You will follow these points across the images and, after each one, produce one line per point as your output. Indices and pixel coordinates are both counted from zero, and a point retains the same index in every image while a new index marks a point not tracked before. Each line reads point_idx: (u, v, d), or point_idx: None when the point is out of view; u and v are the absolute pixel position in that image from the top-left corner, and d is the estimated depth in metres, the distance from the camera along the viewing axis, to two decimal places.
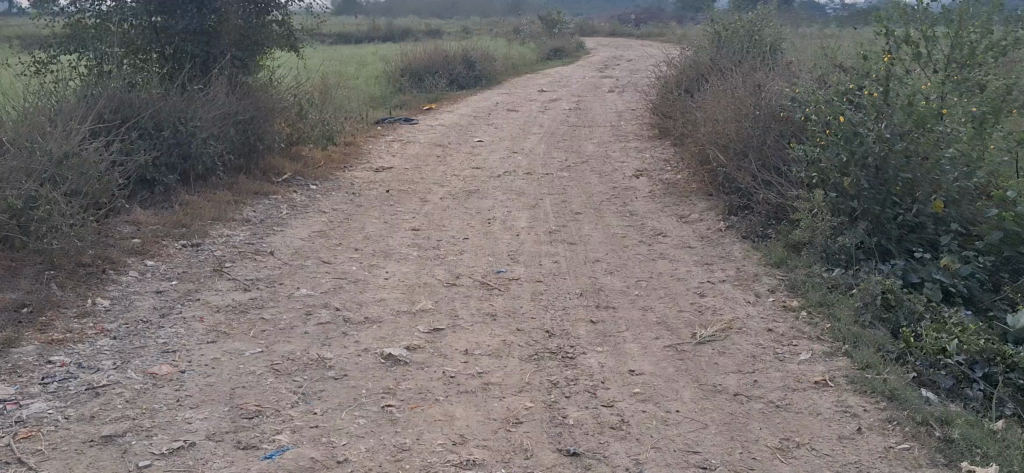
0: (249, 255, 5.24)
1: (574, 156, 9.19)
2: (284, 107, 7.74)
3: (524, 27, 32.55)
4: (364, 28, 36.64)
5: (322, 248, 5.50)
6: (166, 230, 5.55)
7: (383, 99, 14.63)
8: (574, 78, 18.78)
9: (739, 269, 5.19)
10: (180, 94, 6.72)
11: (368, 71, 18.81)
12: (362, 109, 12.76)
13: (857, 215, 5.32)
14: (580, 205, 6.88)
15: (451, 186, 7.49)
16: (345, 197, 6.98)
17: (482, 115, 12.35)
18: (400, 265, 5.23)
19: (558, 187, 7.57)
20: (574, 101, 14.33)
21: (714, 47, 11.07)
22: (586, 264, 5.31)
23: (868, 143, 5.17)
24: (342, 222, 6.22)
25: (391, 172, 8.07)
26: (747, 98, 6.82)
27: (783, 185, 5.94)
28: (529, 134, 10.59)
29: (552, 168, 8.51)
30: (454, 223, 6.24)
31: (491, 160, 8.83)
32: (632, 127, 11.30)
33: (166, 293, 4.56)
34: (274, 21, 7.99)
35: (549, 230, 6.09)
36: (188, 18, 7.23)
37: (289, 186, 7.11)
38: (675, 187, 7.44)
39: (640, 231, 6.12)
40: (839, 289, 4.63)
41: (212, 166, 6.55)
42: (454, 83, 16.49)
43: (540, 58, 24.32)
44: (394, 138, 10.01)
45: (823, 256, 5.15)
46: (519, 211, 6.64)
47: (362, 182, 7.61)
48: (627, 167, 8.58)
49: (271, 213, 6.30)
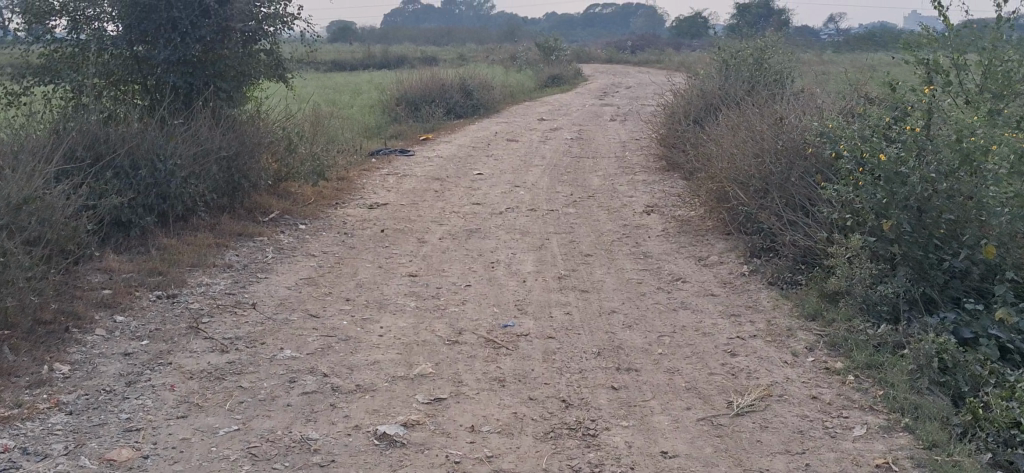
0: (229, 309, 4.74)
1: (579, 190, 8.73)
2: (272, 142, 7.26)
3: (521, 54, 32.24)
4: (359, 55, 36.34)
5: (310, 299, 5.01)
6: (139, 279, 5.03)
7: (379, 129, 14.20)
8: (573, 106, 18.38)
9: (770, 321, 4.70)
10: (160, 129, 6.24)
11: (363, 100, 18.38)
12: (356, 140, 12.30)
13: (899, 261, 4.84)
14: (589, 246, 6.41)
15: (450, 225, 7.03)
16: (337, 238, 6.50)
17: (481, 146, 11.89)
18: (396, 318, 4.74)
19: (565, 225, 7.10)
20: (575, 130, 13.90)
21: (723, 74, 10.62)
22: (602, 317, 4.82)
23: (910, 183, 4.70)
24: (333, 267, 5.74)
25: (385, 209, 7.60)
26: (769, 131, 6.35)
27: (813, 226, 5.48)
28: (531, 166, 10.14)
29: (556, 203, 8.05)
30: (454, 268, 5.76)
31: (492, 195, 8.38)
32: (637, 158, 10.85)
33: (134, 356, 4.02)
34: (262, 51, 7.46)
35: (558, 275, 5.60)
36: (171, 48, 6.75)
37: (276, 226, 6.64)
38: (689, 226, 6.98)
39: (657, 276, 5.64)
40: (888, 348, 4.16)
41: (193, 206, 6.06)
42: (451, 112, 16.06)
43: (537, 86, 23.96)
44: (389, 171, 9.55)
45: (863, 307, 4.68)
46: (524, 254, 6.17)
47: (355, 220, 7.14)
48: (636, 202, 8.12)
49: (255, 258, 5.83)
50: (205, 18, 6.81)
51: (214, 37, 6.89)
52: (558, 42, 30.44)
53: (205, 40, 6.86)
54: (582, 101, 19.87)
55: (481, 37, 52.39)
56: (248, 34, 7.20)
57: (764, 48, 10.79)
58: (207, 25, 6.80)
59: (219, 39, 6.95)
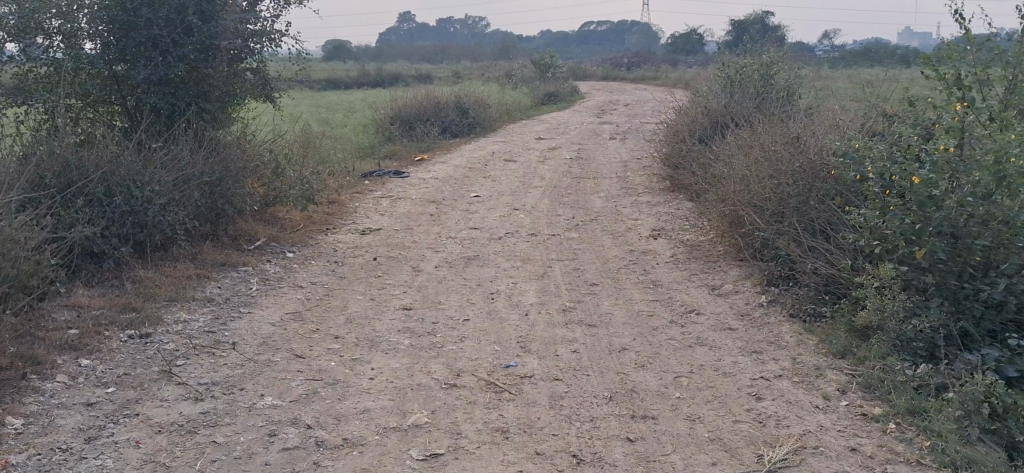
0: (207, 350, 4.34)
1: (581, 213, 8.37)
2: (258, 165, 6.87)
3: (517, 71, 31.97)
4: (354, 74, 36.08)
5: (295, 337, 4.63)
6: (111, 316, 4.64)
7: (373, 148, 13.84)
8: (572, 124, 18.06)
9: (795, 360, 4.33)
10: (137, 152, 5.87)
11: (357, 119, 18.03)
12: (349, 161, 11.94)
13: (934, 293, 4.46)
14: (595, 274, 6.05)
15: (446, 252, 6.65)
16: (327, 267, 6.12)
17: (478, 166, 11.55)
18: (389, 358, 4.36)
19: (567, 251, 6.74)
20: (574, 149, 13.56)
21: (727, 91, 10.27)
22: (612, 356, 4.43)
23: (944, 208, 4.33)
24: (321, 299, 5.35)
25: (378, 235, 7.23)
26: (786, 151, 5.98)
27: (837, 254, 5.12)
28: (530, 188, 9.78)
29: (558, 227, 7.69)
30: (451, 300, 5.38)
31: (490, 219, 8.01)
32: (639, 179, 10.49)
33: (99, 406, 3.62)
34: (248, 69, 7.04)
35: (563, 308, 5.22)
36: (151, 67, 6.38)
37: (262, 254, 6.26)
38: (699, 252, 6.63)
39: (669, 307, 5.27)
40: (929, 391, 3.79)
41: (172, 234, 5.68)
42: (446, 132, 15.72)
43: (533, 104, 23.64)
44: (383, 194, 9.20)
45: (897, 344, 4.31)
46: (525, 283, 5.81)
47: (346, 247, 6.77)
48: (641, 226, 7.75)
49: (239, 290, 5.45)
50: (188, 36, 6.44)
51: (198, 55, 6.52)
52: (554, 59, 30.17)
53: (188, 59, 6.49)
54: (580, 119, 19.55)
55: (476, 55, 52.18)
56: (233, 51, 6.77)
57: (770, 64, 10.44)
58: (190, 42, 6.43)
59: (203, 57, 6.57)
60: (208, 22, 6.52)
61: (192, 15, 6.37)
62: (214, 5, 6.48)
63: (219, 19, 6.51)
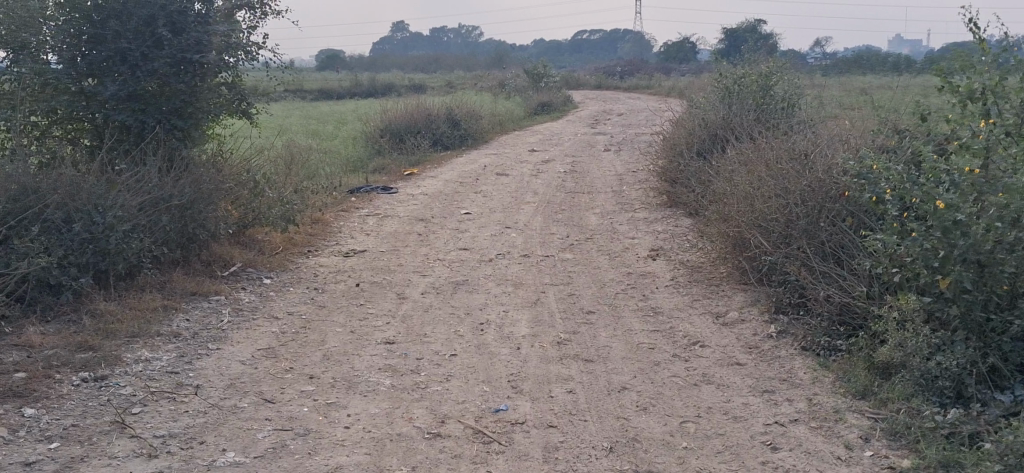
0: (167, 396, 3.98)
1: (576, 231, 8.00)
2: (234, 185, 6.49)
3: (510, 81, 31.66)
4: (345, 84, 35.74)
5: (266, 379, 4.24)
6: (65, 356, 4.28)
7: (361, 162, 13.48)
8: (567, 135, 17.71)
9: (811, 402, 3.98)
10: (101, 174, 5.50)
11: (347, 131, 17.67)
12: (337, 177, 11.58)
13: (959, 326, 4.08)
14: (591, 301, 5.69)
15: (434, 277, 6.28)
16: (305, 295, 5.74)
17: (470, 181, 11.19)
18: (368, 401, 3.99)
19: (562, 275, 6.37)
20: (568, 162, 13.21)
21: (725, 103, 9.91)
22: (612, 397, 4.06)
23: (970, 234, 3.97)
24: (297, 332, 4.97)
25: (362, 257, 6.86)
26: (794, 169, 5.63)
27: (853, 282, 4.76)
28: (522, 204, 9.42)
29: (551, 247, 7.33)
30: (437, 332, 5.00)
31: (481, 238, 7.65)
32: (636, 194, 10.13)
33: (38, 466, 3.26)
34: (223, 84, 6.65)
35: (558, 341, 4.85)
36: (119, 82, 6.01)
37: (237, 281, 5.89)
38: (701, 275, 6.27)
39: (671, 338, 4.91)
40: (960, 439, 3.42)
41: (138, 262, 5.31)
42: (437, 144, 15.36)
43: (526, 114, 23.29)
44: (370, 211, 8.83)
45: (921, 384, 3.93)
46: (517, 312, 5.44)
47: (328, 271, 6.39)
48: (639, 245, 7.39)
49: (209, 322, 5.07)
50: (158, 49, 6.08)
51: (169, 70, 6.14)
52: (547, 68, 29.85)
53: (158, 74, 6.11)
54: (574, 129, 19.20)
55: (469, 64, 51.88)
56: (207, 66, 6.33)
57: (769, 74, 10.08)
58: (161, 56, 6.06)
59: (174, 72, 6.20)
60: (179, 34, 6.16)
61: (162, 27, 6.00)
62: (185, 16, 6.15)
63: (190, 31, 6.16)
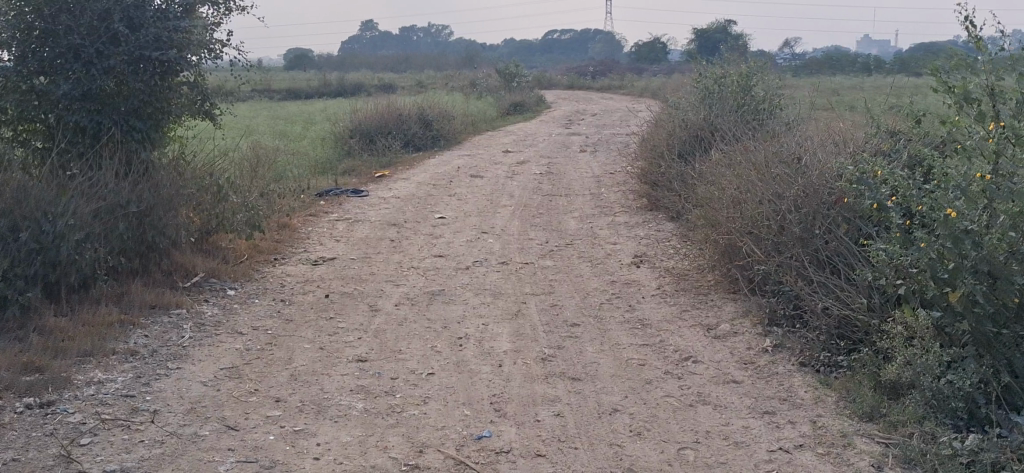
0: (120, 423, 3.64)
1: (555, 237, 7.72)
2: (196, 190, 6.14)
3: (481, 81, 31.35)
4: (314, 83, 35.26)
5: (228, 401, 3.91)
6: (8, 379, 3.92)
7: (331, 164, 13.12)
8: (540, 136, 17.44)
9: (816, 425, 3.72)
10: (52, 179, 5.13)
11: (315, 132, 17.26)
12: (305, 180, 11.21)
13: (970, 341, 3.84)
14: (574, 312, 5.41)
15: (408, 287, 5.97)
16: (271, 308, 5.40)
17: (443, 183, 10.87)
18: (339, 428, 3.68)
19: (543, 284, 6.09)
20: (543, 164, 12.92)
21: (705, 103, 9.66)
22: (603, 421, 3.78)
23: (981, 245, 3.73)
24: (262, 349, 4.64)
25: (333, 266, 6.53)
26: (787, 174, 5.39)
27: (853, 294, 4.52)
28: (498, 208, 9.12)
29: (530, 253, 7.04)
30: (413, 348, 4.70)
31: (456, 245, 7.35)
32: (614, 196, 9.87)
33: None
34: (185, 83, 6.27)
35: (542, 357, 4.56)
36: (72, 81, 5.65)
37: (200, 292, 5.54)
38: (688, 284, 6.01)
39: (661, 353, 4.64)
40: (980, 468, 3.17)
41: (92, 274, 4.95)
42: (409, 145, 15.02)
43: (498, 114, 22.99)
44: (340, 216, 8.49)
45: (932, 405, 3.68)
46: (496, 325, 5.15)
47: (297, 281, 6.06)
48: (621, 252, 7.12)
49: (168, 338, 4.72)
50: (114, 46, 5.72)
51: (127, 68, 5.77)
52: (519, 68, 29.56)
53: (114, 73, 5.75)
54: (548, 130, 18.94)
55: (440, 64, 51.48)
56: (167, 64, 5.95)
57: (750, 74, 9.84)
58: (116, 54, 5.70)
59: (131, 70, 5.83)
60: (136, 31, 5.82)
61: (118, 23, 5.64)
62: (141, 11, 5.81)
63: (148, 28, 5.82)
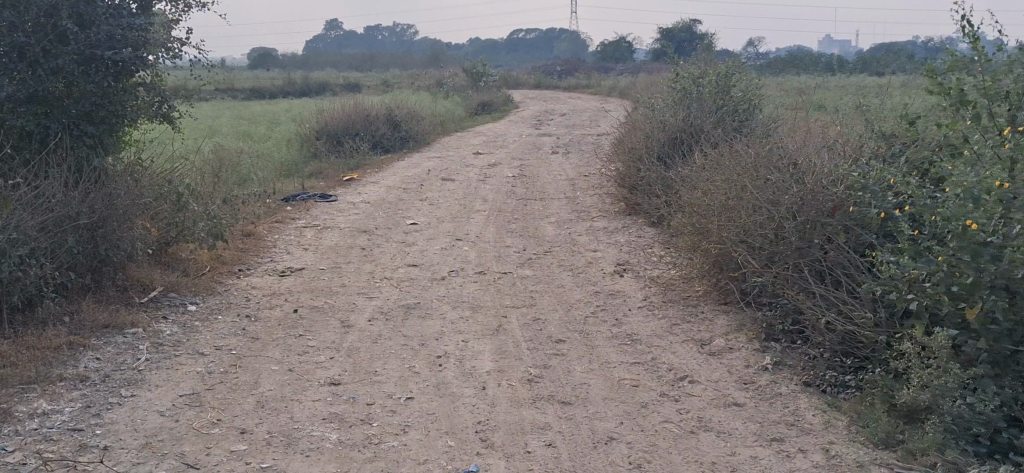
0: (66, 463, 3.27)
1: (533, 244, 7.42)
2: (154, 197, 5.76)
3: (449, 80, 30.98)
4: (278, 84, 34.61)
5: (188, 434, 3.56)
6: None
7: (297, 167, 12.72)
8: (510, 136, 17.12)
9: (828, 454, 3.46)
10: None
11: (280, 133, 16.79)
12: (270, 184, 10.80)
13: (988, 360, 3.59)
14: (559, 327, 5.11)
15: (381, 300, 5.64)
16: (235, 325, 5.05)
17: (413, 187, 10.52)
18: (310, 463, 3.35)
19: (523, 296, 5.79)
20: (516, 166, 12.61)
21: (683, 104, 9.41)
22: (599, 452, 3.48)
23: (1001, 257, 3.47)
24: (225, 372, 4.29)
25: (301, 277, 6.18)
26: (782, 180, 5.15)
27: (857, 308, 4.30)
28: (472, 213, 8.80)
29: (508, 262, 6.74)
30: (389, 369, 4.37)
31: (430, 253, 7.02)
32: (591, 200, 9.58)
33: None
34: (141, 85, 5.88)
35: (527, 378, 4.25)
36: (17, 82, 5.25)
37: (157, 309, 5.17)
38: (677, 296, 5.74)
39: (655, 373, 4.35)
40: None
41: (38, 292, 4.56)
42: (377, 147, 14.63)
43: (466, 114, 22.63)
44: (308, 222, 8.12)
45: (952, 431, 3.43)
46: (477, 341, 4.84)
47: (263, 294, 5.71)
48: (603, 260, 6.83)
49: (123, 361, 4.35)
50: (61, 45, 5.33)
51: (77, 69, 5.38)
52: (486, 67, 29.23)
53: (63, 73, 5.36)
54: (517, 130, 18.63)
55: (407, 63, 50.92)
56: (121, 64, 5.57)
57: (729, 74, 9.57)
58: (65, 52, 5.31)
59: (81, 70, 5.43)
60: (86, 28, 5.43)
61: (67, 20, 5.26)
62: (93, 7, 5.41)
63: (100, 25, 5.41)
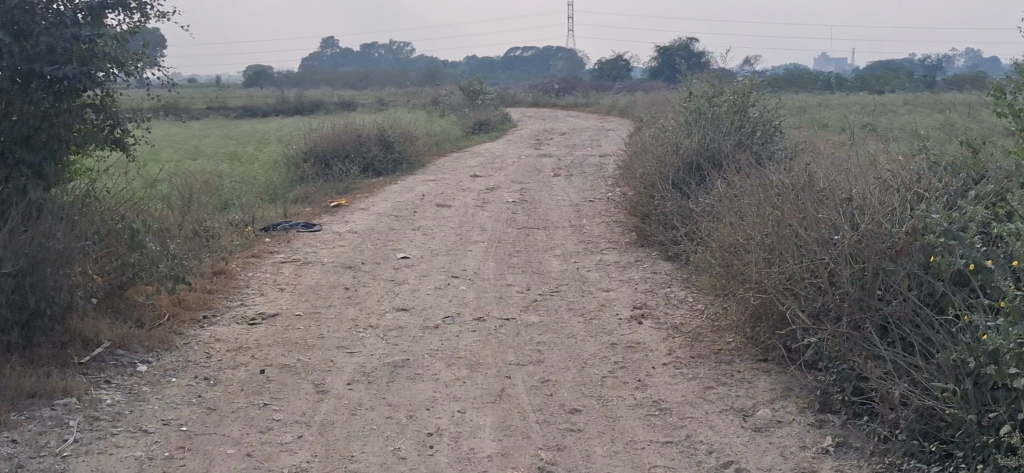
0: None
1: (538, 282, 6.65)
2: (103, 236, 5.00)
3: (445, 98, 30.25)
4: (272, 102, 33.90)
5: None
6: None
7: (283, 191, 11.95)
8: (509, 157, 16.37)
9: None
10: None
11: (268, 154, 16.04)
12: (252, 210, 10.03)
13: None
14: (572, 392, 4.34)
15: (364, 356, 4.87)
16: (190, 391, 4.27)
17: (406, 214, 9.75)
18: None
19: (529, 349, 5.02)
20: (516, 190, 11.86)
21: (698, 125, 8.66)
22: None
23: None
24: (169, 459, 3.51)
25: (274, 326, 5.41)
26: (833, 220, 4.41)
27: (939, 380, 3.56)
28: (470, 245, 8.03)
29: (510, 305, 5.97)
30: (370, 454, 3.59)
31: (421, 294, 6.25)
32: (598, 230, 8.82)
33: None
34: (90, 105, 5.08)
35: (539, 467, 3.48)
36: None
37: (99, 371, 4.39)
38: (705, 350, 4.98)
39: (693, 458, 3.59)
40: None
41: None
42: (369, 170, 13.88)
43: (464, 133, 21.92)
44: (287, 256, 7.36)
45: None
46: (476, 412, 4.06)
47: (229, 349, 4.94)
48: (617, 302, 6.06)
49: (45, 445, 3.57)
50: None
51: (12, 86, 4.62)
52: (484, 85, 28.54)
53: None
54: (516, 150, 17.89)
55: (403, 81, 50.22)
56: (65, 81, 4.80)
57: (747, 94, 8.82)
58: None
59: (18, 87, 4.67)
60: (22, 40, 4.68)
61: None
62: (32, 15, 4.66)
63: (39, 36, 4.66)
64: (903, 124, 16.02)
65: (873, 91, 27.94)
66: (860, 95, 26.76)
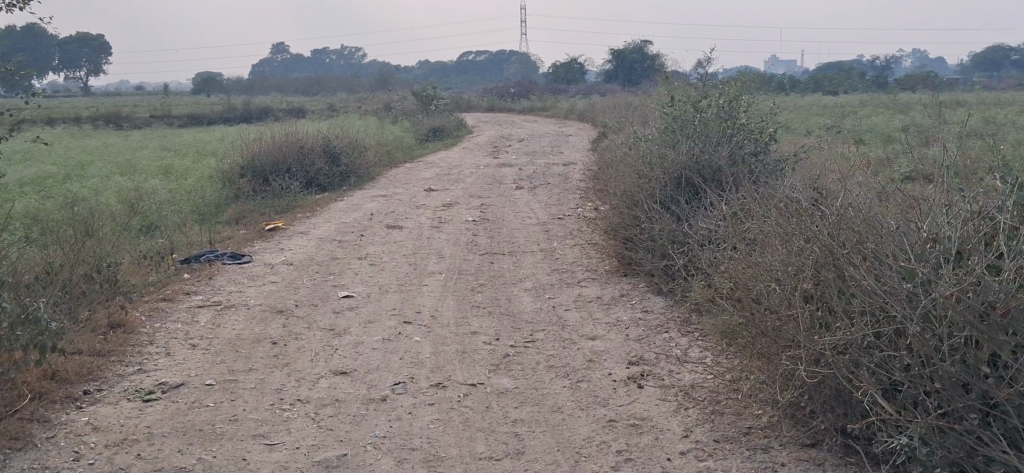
0: None
1: (507, 328, 5.50)
2: None
3: (398, 104, 29.01)
4: (217, 110, 32.37)
5: None
6: None
7: (216, 212, 10.68)
8: (465, 167, 15.21)
9: None
10: None
11: (205, 168, 14.69)
12: (176, 236, 8.74)
13: None
14: None
15: (288, 449, 3.68)
16: None
17: (352, 239, 8.54)
18: None
19: (504, 432, 3.87)
20: (475, 206, 10.69)
21: (683, 131, 7.55)
22: None
23: None
24: None
25: (175, 404, 4.20)
26: (898, 262, 3.27)
27: None
28: (425, 278, 6.86)
29: (475, 363, 4.81)
30: None
31: (365, 348, 5.07)
32: (573, 255, 7.70)
33: None
34: None
35: None
36: None
37: None
38: (732, 429, 3.87)
39: None
40: None
41: None
42: (313, 185, 12.64)
43: (418, 142, 20.74)
44: (207, 299, 6.12)
45: None
46: None
47: (108, 444, 3.73)
48: (608, 356, 4.93)
49: None
50: None
51: None
52: (437, 90, 27.35)
53: None
54: (473, 159, 16.73)
55: (352, 85, 48.84)
56: None
57: (737, 96, 7.72)
58: None
59: None
60: None
61: None
62: None
63: None
64: (876, 127, 15.16)
65: (830, 92, 27.28)
66: (819, 96, 26.06)
